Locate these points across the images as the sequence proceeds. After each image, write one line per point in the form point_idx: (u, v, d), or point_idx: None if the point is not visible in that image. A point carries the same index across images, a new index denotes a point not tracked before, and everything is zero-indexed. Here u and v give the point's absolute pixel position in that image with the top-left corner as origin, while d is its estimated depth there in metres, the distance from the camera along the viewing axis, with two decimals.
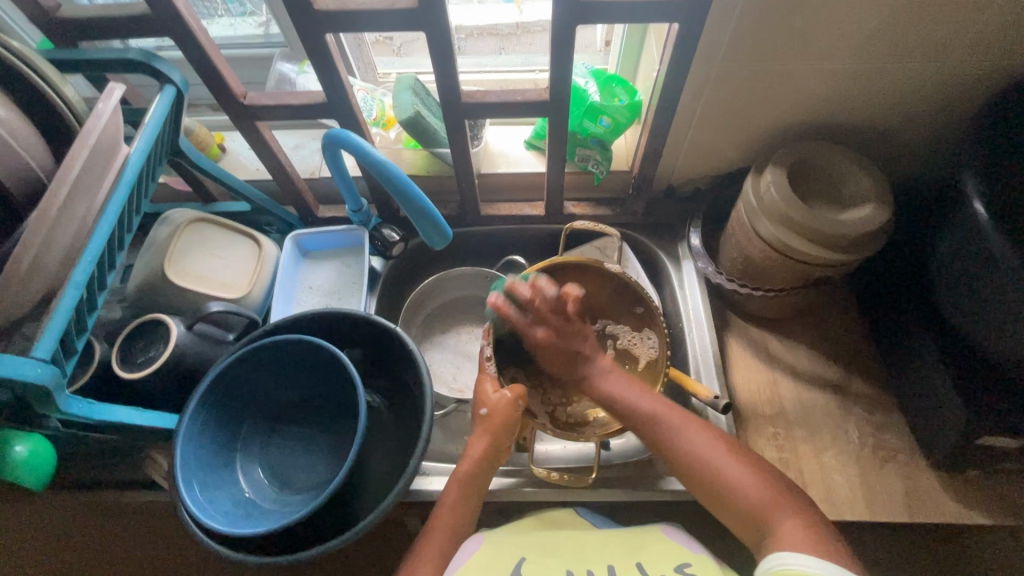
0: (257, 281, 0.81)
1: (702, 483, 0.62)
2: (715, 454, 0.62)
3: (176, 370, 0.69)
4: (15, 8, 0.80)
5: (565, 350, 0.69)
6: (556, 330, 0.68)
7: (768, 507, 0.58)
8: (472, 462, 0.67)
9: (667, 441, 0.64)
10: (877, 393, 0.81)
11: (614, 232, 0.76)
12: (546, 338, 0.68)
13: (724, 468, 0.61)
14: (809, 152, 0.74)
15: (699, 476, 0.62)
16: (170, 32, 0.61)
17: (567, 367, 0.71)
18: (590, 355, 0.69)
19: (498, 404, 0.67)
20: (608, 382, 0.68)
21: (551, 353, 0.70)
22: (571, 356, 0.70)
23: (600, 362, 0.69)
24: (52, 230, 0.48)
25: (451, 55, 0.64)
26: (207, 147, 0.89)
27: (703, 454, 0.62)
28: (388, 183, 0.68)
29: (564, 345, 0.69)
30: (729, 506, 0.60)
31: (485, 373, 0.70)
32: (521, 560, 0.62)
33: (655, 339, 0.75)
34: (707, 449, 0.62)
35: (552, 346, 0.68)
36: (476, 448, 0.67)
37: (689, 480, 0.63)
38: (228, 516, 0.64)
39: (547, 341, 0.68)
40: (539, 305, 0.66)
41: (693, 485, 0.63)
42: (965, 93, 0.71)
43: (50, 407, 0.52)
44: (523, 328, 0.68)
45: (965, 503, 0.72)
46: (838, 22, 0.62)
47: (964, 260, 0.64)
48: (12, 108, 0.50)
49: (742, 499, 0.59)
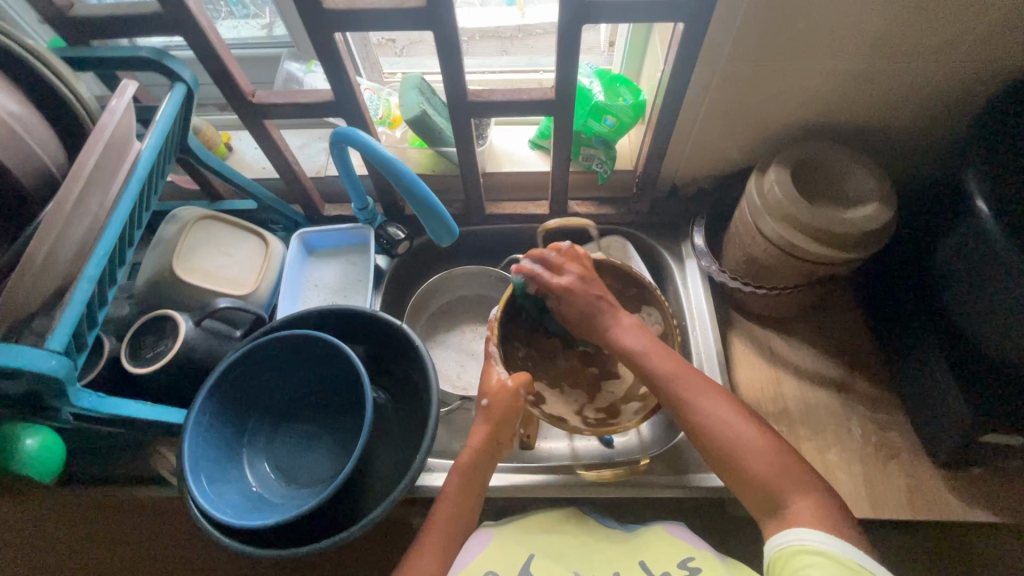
0: (265, 277, 0.81)
1: (719, 450, 0.60)
2: (733, 420, 0.61)
3: (184, 366, 0.69)
4: (26, 7, 0.81)
5: (588, 301, 0.67)
6: (579, 278, 0.68)
7: (783, 480, 0.58)
8: (473, 453, 0.66)
9: (684, 404, 0.62)
10: (880, 391, 0.81)
11: (590, 224, 0.77)
12: (571, 285, 0.67)
13: (741, 434, 0.60)
14: (812, 151, 0.75)
15: (716, 441, 0.60)
16: (181, 31, 0.62)
17: (585, 322, 0.68)
18: (611, 308, 0.68)
19: (497, 390, 0.66)
20: (629, 336, 0.66)
21: (574, 304, 0.67)
22: (594, 307, 0.67)
23: (619, 315, 0.67)
24: (66, 224, 0.48)
25: (458, 54, 0.65)
26: (214, 146, 0.90)
27: (720, 419, 0.61)
28: (396, 179, 0.68)
29: (588, 293, 0.67)
30: (744, 477, 0.59)
31: (490, 358, 0.69)
32: (531, 557, 0.65)
33: (656, 314, 0.76)
34: (725, 414, 0.61)
35: (578, 293, 0.67)
36: (476, 438, 0.66)
37: (705, 446, 0.61)
38: (237, 509, 0.65)
39: (573, 288, 0.67)
40: (556, 261, 0.68)
41: (708, 451, 0.61)
42: (968, 92, 0.71)
43: (61, 400, 0.53)
44: (546, 283, 0.67)
45: (967, 500, 0.72)
46: (841, 22, 0.63)
47: (968, 256, 0.65)
48: (26, 104, 0.51)
49: (759, 470, 0.58)
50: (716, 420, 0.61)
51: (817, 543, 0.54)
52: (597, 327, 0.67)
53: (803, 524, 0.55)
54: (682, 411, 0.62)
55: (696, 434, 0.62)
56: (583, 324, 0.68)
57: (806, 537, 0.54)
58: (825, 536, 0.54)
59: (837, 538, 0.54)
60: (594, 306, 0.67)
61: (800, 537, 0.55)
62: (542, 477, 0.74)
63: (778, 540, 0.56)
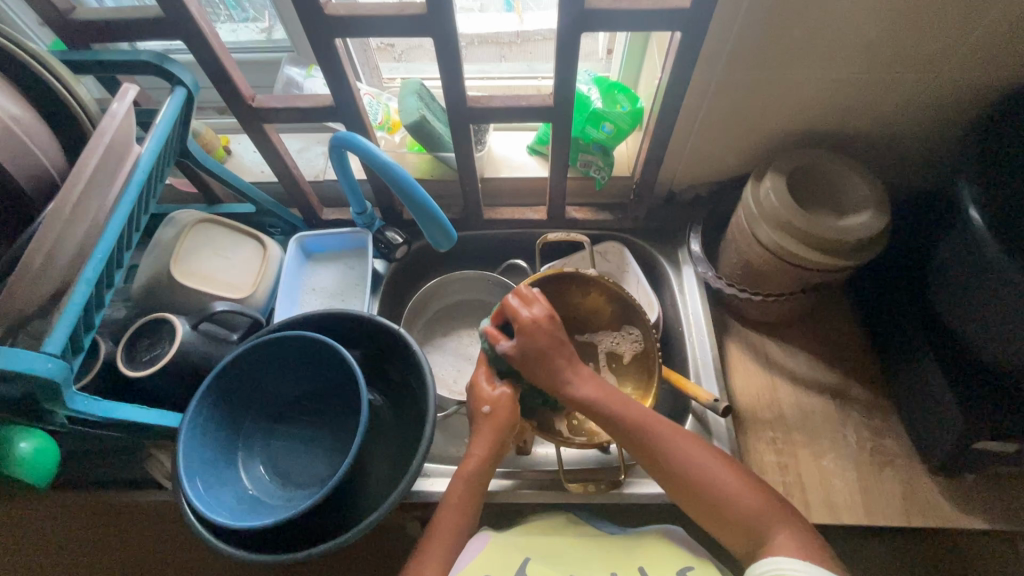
0: (262, 280, 0.81)
1: (691, 491, 0.61)
2: (708, 465, 0.61)
3: (180, 369, 0.69)
4: (27, 10, 0.82)
5: (551, 340, 0.65)
6: (548, 316, 0.66)
7: (761, 516, 0.58)
8: (476, 461, 0.66)
9: (656, 454, 0.62)
10: (875, 397, 0.81)
11: (586, 241, 0.81)
12: (540, 317, 0.65)
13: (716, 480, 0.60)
14: (808, 159, 0.75)
15: (693, 488, 0.61)
16: (181, 35, 0.62)
17: (538, 361, 0.65)
18: (569, 357, 0.66)
19: (500, 399, 0.67)
20: (582, 389, 0.65)
21: (534, 340, 0.64)
22: (554, 348, 0.65)
23: (577, 367, 0.66)
24: (65, 227, 0.48)
25: (457, 60, 0.66)
26: (213, 149, 0.91)
27: (696, 465, 0.61)
28: (394, 185, 0.68)
29: (554, 330, 0.66)
30: (723, 519, 0.60)
31: (479, 371, 0.70)
32: (527, 560, 0.65)
33: (638, 332, 0.77)
34: (704, 460, 0.62)
35: (541, 328, 0.65)
36: (481, 445, 0.66)
37: (682, 494, 0.62)
38: (234, 511, 0.64)
39: (540, 321, 0.65)
40: (526, 293, 0.67)
41: (685, 497, 0.62)
42: (962, 101, 0.72)
43: (56, 403, 0.52)
44: (513, 315, 0.66)
45: (962, 508, 0.72)
46: (836, 33, 0.64)
47: (960, 267, 0.65)
48: (27, 107, 0.51)
49: (736, 511, 0.59)
50: (692, 467, 0.61)
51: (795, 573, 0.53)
52: (552, 369, 0.65)
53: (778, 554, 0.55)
54: (653, 459, 0.63)
55: (663, 474, 0.62)
56: (536, 362, 0.65)
57: (783, 566, 0.54)
58: (798, 562, 0.54)
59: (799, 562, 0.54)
60: (556, 346, 0.65)
61: (776, 565, 0.54)
62: (538, 482, 0.74)
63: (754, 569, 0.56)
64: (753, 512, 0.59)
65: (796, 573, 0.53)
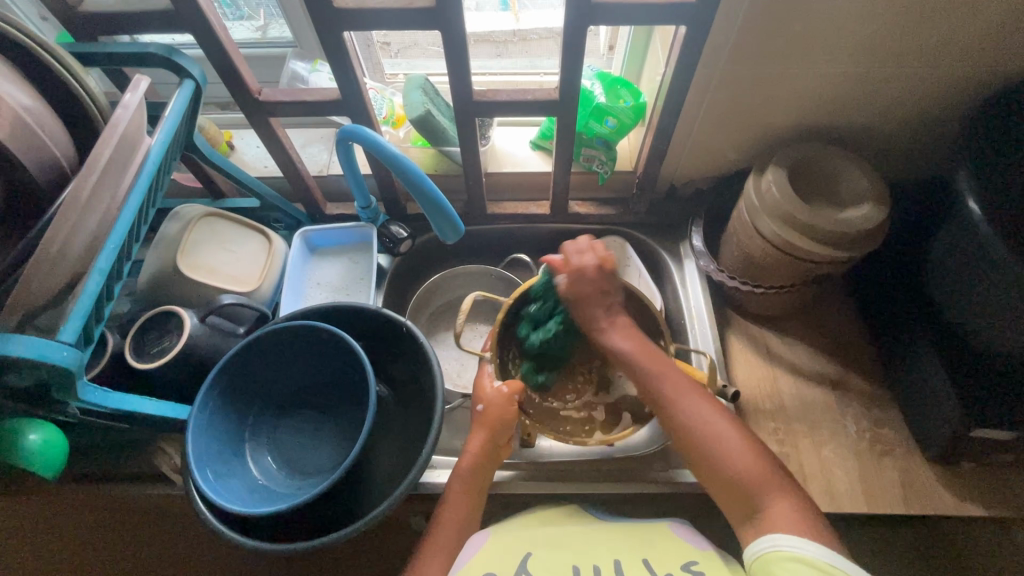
0: (268, 275, 0.82)
1: (693, 444, 0.62)
2: (716, 423, 0.63)
3: (188, 361, 0.69)
4: (29, 4, 0.81)
5: (593, 288, 0.71)
6: (597, 265, 0.71)
7: (763, 485, 0.59)
8: (471, 457, 0.69)
9: (669, 409, 0.64)
10: (875, 388, 0.83)
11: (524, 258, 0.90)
12: (587, 267, 0.71)
13: (725, 443, 0.61)
14: (808, 153, 0.77)
15: (696, 443, 0.62)
16: (190, 27, 0.62)
17: (577, 305, 0.72)
18: (609, 306, 0.72)
19: (495, 398, 0.71)
20: (621, 337, 0.70)
21: (578, 285, 0.71)
22: (595, 295, 0.71)
23: (616, 319, 0.71)
24: (80, 217, 0.49)
25: (465, 54, 0.66)
26: (217, 143, 0.91)
27: (705, 427, 0.62)
28: (403, 177, 0.69)
29: (599, 280, 0.71)
30: (717, 477, 0.61)
31: (483, 371, 0.75)
32: (527, 555, 0.65)
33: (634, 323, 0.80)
34: (710, 418, 0.63)
35: (586, 276, 0.71)
36: (474, 442, 0.69)
37: (689, 453, 0.63)
38: (244, 500, 0.65)
39: (585, 270, 0.71)
40: (584, 242, 0.73)
41: (686, 452, 0.64)
42: (960, 95, 0.73)
43: (69, 394, 0.53)
44: (570, 255, 0.72)
45: (960, 495, 0.74)
46: (837, 28, 0.65)
47: (961, 255, 0.66)
48: (39, 99, 0.51)
49: (733, 470, 0.60)
50: (699, 422, 0.63)
51: (792, 550, 0.54)
52: (587, 316, 0.71)
53: (779, 530, 0.56)
54: (661, 407, 0.65)
55: (672, 424, 0.64)
56: (576, 306, 0.72)
57: (781, 544, 0.55)
58: (796, 539, 0.54)
59: (809, 541, 0.54)
60: (596, 294, 0.71)
61: (774, 543, 0.55)
62: (543, 475, 0.75)
63: (754, 545, 0.57)
64: (747, 475, 0.59)
65: (793, 549, 0.54)
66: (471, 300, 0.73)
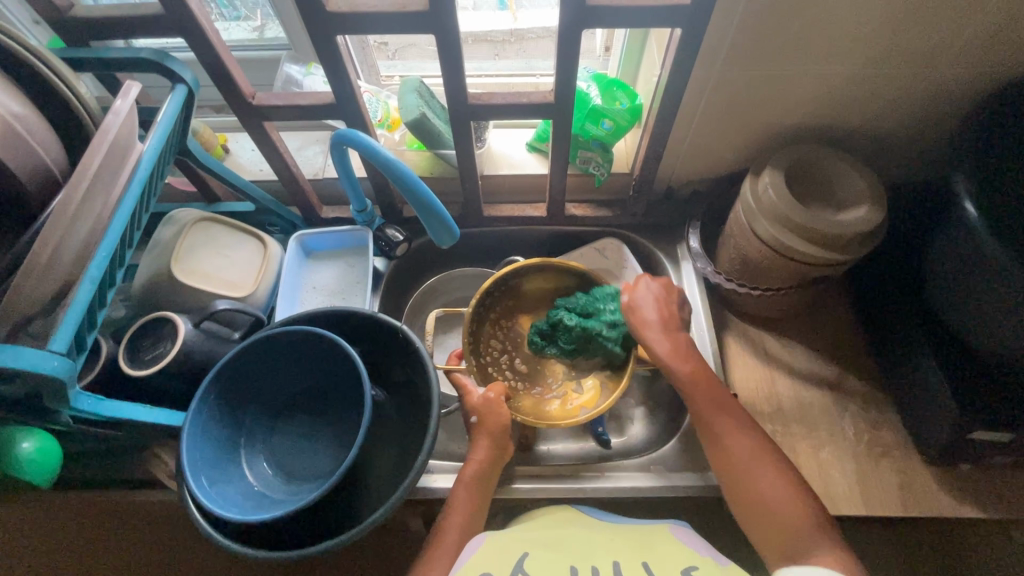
0: (263, 280, 0.81)
1: (740, 485, 0.62)
2: (765, 469, 0.62)
3: (182, 367, 0.69)
4: (21, 7, 0.81)
5: (659, 305, 0.71)
6: (664, 291, 0.73)
7: (805, 535, 0.58)
8: (475, 465, 0.70)
9: (719, 446, 0.64)
10: (871, 390, 0.83)
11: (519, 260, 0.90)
12: (656, 290, 0.73)
13: (773, 490, 0.61)
14: (805, 155, 0.76)
15: (742, 485, 0.62)
16: (182, 31, 0.62)
17: (634, 314, 0.71)
18: (669, 323, 0.70)
19: (484, 404, 0.72)
20: (667, 346, 0.68)
21: (644, 299, 0.72)
22: (659, 311, 0.71)
23: (672, 334, 0.70)
24: (70, 225, 0.48)
25: (459, 57, 0.66)
26: (211, 147, 0.90)
27: (753, 469, 0.62)
28: (398, 181, 0.69)
29: (666, 302, 0.72)
30: (760, 521, 0.60)
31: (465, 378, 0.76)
32: (526, 556, 0.62)
33: None
34: (759, 464, 0.62)
35: (653, 295, 0.72)
36: (479, 450, 0.70)
37: (734, 495, 0.63)
38: (239, 507, 0.64)
39: (652, 289, 0.73)
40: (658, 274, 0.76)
41: (731, 493, 0.63)
42: (958, 95, 0.73)
43: (61, 403, 0.52)
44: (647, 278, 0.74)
45: (958, 497, 0.73)
46: (834, 30, 0.65)
47: (960, 258, 0.66)
48: (28, 105, 0.51)
49: (777, 516, 0.59)
50: (748, 463, 0.62)
51: None
52: (642, 320, 0.70)
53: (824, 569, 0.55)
54: (712, 443, 0.65)
55: (722, 462, 0.64)
56: (634, 316, 0.71)
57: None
58: None
59: None
60: (660, 311, 0.71)
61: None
62: (540, 477, 0.75)
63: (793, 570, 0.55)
64: (790, 523, 0.59)
65: None
66: (433, 319, 0.75)
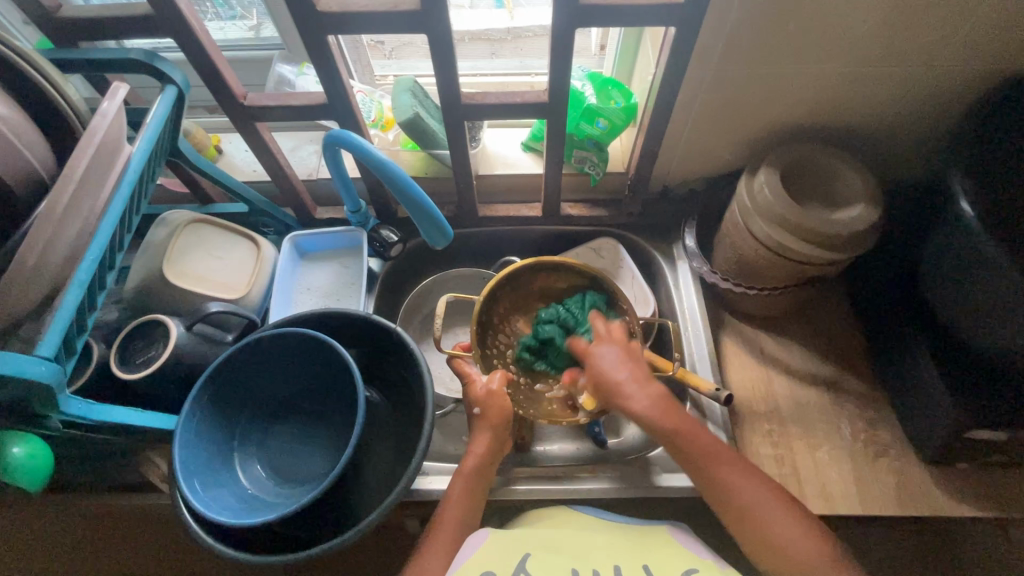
0: (256, 281, 0.80)
1: (755, 531, 0.59)
2: (779, 513, 0.59)
3: (174, 370, 0.69)
4: (11, 8, 0.80)
5: (623, 367, 0.66)
6: (618, 349, 0.67)
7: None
8: (476, 457, 0.68)
9: (729, 495, 0.61)
10: (868, 389, 0.82)
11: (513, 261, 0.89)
12: (609, 352, 0.67)
13: (791, 536, 0.58)
14: (801, 153, 0.76)
15: (759, 532, 0.59)
16: (171, 31, 0.61)
17: (605, 386, 0.65)
18: (646, 383, 0.65)
19: (488, 396, 0.71)
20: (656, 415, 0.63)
21: (604, 367, 0.66)
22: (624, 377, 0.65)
23: (648, 389, 0.65)
24: (57, 229, 0.48)
25: (452, 56, 0.65)
26: (204, 148, 0.90)
27: (767, 514, 0.59)
28: (391, 182, 0.68)
29: (627, 359, 0.66)
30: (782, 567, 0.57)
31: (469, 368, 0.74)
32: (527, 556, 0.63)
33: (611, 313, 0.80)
34: (772, 505, 0.60)
35: (609, 359, 0.66)
36: (480, 442, 0.69)
37: (749, 542, 0.59)
38: (232, 510, 0.64)
39: (603, 353, 0.67)
40: (603, 327, 0.70)
41: (746, 542, 0.60)
42: (955, 93, 0.72)
43: (49, 407, 0.52)
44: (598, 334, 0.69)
45: (955, 497, 0.73)
46: (828, 28, 0.64)
47: (956, 257, 0.65)
48: (14, 107, 0.50)
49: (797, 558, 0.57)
50: (760, 507, 0.59)
51: None
52: (618, 391, 0.65)
53: None
54: (720, 493, 0.62)
55: (734, 514, 0.60)
56: (606, 389, 0.65)
57: None
58: None
59: None
60: (626, 378, 0.65)
61: None
62: (534, 479, 0.74)
63: None
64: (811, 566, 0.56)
65: None
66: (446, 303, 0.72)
